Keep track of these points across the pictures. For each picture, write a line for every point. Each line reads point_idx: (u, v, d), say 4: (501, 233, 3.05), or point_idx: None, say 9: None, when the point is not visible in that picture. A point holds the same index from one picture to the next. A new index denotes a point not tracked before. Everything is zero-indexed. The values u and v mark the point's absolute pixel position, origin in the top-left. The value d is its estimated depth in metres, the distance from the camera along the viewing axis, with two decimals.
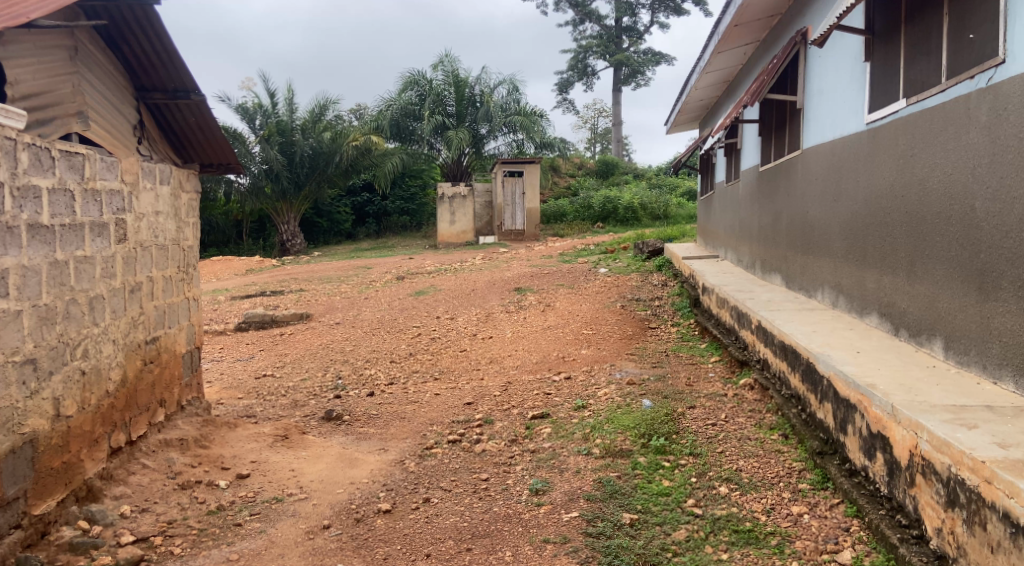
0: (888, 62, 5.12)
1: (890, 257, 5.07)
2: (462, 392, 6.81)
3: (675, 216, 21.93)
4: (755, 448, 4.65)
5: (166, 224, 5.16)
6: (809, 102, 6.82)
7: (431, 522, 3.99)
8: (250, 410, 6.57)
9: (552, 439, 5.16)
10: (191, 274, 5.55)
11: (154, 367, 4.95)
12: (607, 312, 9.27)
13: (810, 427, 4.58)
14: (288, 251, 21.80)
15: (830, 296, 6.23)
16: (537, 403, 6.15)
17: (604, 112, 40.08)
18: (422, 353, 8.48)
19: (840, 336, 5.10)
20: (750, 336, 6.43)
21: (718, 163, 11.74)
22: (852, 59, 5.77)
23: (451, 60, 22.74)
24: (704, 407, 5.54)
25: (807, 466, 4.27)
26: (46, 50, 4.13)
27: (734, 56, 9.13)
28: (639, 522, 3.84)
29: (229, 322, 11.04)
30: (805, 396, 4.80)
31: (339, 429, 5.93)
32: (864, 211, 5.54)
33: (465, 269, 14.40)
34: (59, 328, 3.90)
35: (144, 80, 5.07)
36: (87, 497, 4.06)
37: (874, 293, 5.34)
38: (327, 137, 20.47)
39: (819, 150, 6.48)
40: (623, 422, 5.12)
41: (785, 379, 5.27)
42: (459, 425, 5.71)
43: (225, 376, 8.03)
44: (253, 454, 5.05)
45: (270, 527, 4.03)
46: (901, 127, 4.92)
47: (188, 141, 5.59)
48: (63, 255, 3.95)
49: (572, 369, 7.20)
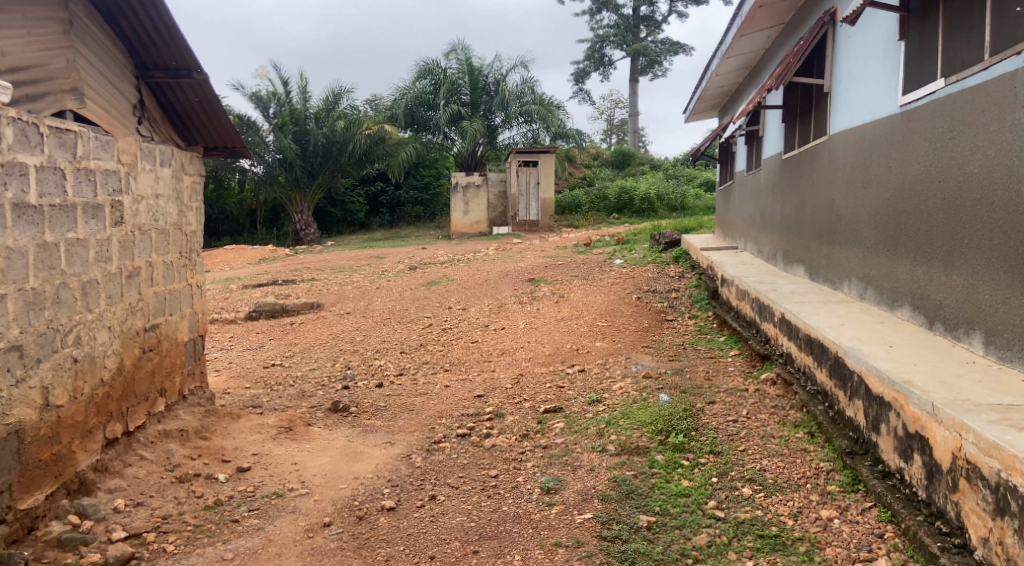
0: (925, 42, 4.87)
1: (926, 245, 4.83)
2: (474, 384, 6.62)
3: (692, 208, 21.44)
4: (778, 447, 4.43)
5: (166, 207, 4.98)
6: (836, 85, 6.57)
7: (436, 522, 3.78)
8: (256, 400, 6.46)
9: (566, 434, 4.95)
10: (194, 260, 5.40)
11: (154, 355, 4.78)
12: (622, 303, 9.07)
13: (838, 426, 4.36)
14: (302, 240, 21.77)
15: (857, 288, 5.99)
16: (550, 396, 5.96)
17: (621, 103, 39.69)
18: (433, 344, 8.30)
19: (869, 329, 4.87)
20: (772, 329, 6.23)
21: (739, 152, 11.43)
22: (885, 38, 5.51)
23: (464, 48, 22.36)
24: (723, 403, 5.35)
25: (836, 467, 4.04)
26: (40, 23, 3.97)
27: (757, 40, 8.83)
28: (657, 526, 3.61)
29: (240, 310, 10.97)
30: (833, 393, 4.58)
31: (346, 421, 5.78)
32: (896, 198, 5.29)
33: (479, 259, 14.24)
34: (48, 313, 3.72)
35: (145, 57, 4.94)
36: (79, 490, 3.88)
37: (907, 284, 5.09)
38: (341, 126, 20.32)
39: (848, 135, 6.23)
40: (640, 418, 4.91)
41: (811, 374, 5.05)
42: (469, 419, 5.54)
43: (233, 366, 7.95)
44: (256, 446, 4.85)
45: (267, 524, 3.83)
46: (941, 107, 4.65)
47: (191, 124, 5.49)
48: (52, 237, 3.77)
49: (586, 362, 7.01)
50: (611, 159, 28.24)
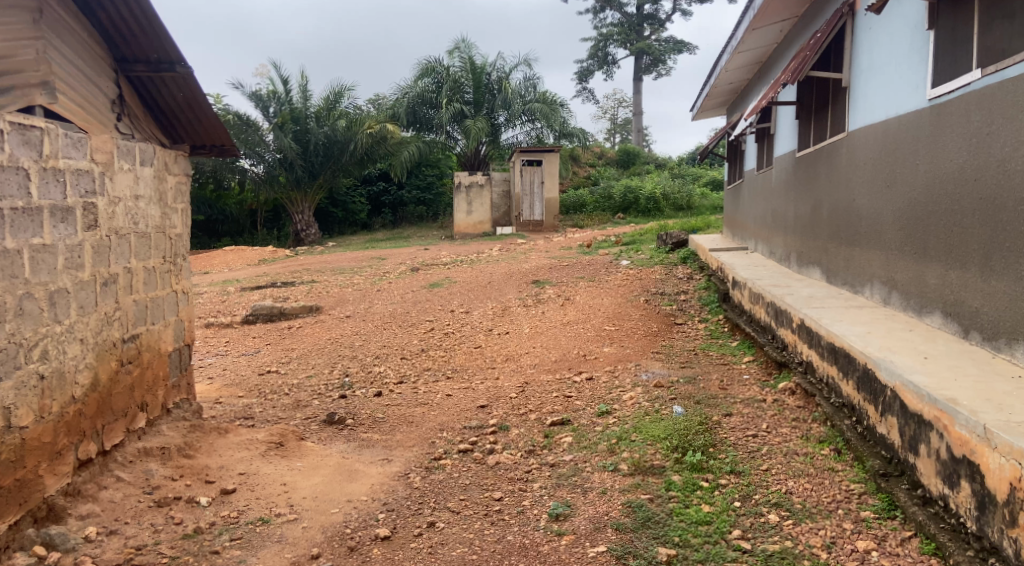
0: (958, 30, 4.55)
1: (960, 248, 4.51)
2: (477, 394, 6.31)
3: (699, 208, 21.09)
4: (803, 466, 4.10)
5: (148, 210, 4.69)
6: (856, 78, 6.25)
7: (434, 554, 3.47)
8: (249, 412, 6.16)
9: (574, 450, 4.64)
10: (178, 265, 5.10)
11: (133, 368, 4.49)
12: (629, 306, 8.75)
13: (869, 443, 4.04)
14: (303, 241, 21.49)
15: (880, 293, 5.66)
16: (557, 407, 5.64)
17: (624, 102, 39.37)
18: (434, 349, 8.00)
19: (898, 338, 4.55)
20: (789, 335, 5.90)
21: (748, 151, 11.11)
22: (911, 28, 5.19)
23: (468, 46, 22.06)
24: (741, 415, 5.03)
25: (869, 490, 3.73)
26: (5, 10, 3.66)
27: (770, 34, 8.51)
28: (677, 560, 3.30)
29: (237, 313, 10.69)
30: (860, 407, 4.26)
31: (341, 435, 5.47)
32: (924, 197, 4.97)
33: (482, 260, 13.95)
34: (9, 327, 3.42)
35: (124, 49, 4.64)
36: (47, 518, 3.59)
37: (938, 290, 4.77)
38: (342, 125, 20.04)
39: (869, 131, 5.91)
40: (653, 433, 4.60)
41: (835, 386, 4.72)
42: (471, 432, 5.23)
43: (227, 373, 7.66)
44: (243, 464, 4.54)
45: (251, 555, 3.52)
46: (977, 100, 4.33)
47: (176, 121, 5.20)
48: (14, 243, 3.47)
49: (593, 369, 6.69)
50: (615, 158, 27.94)
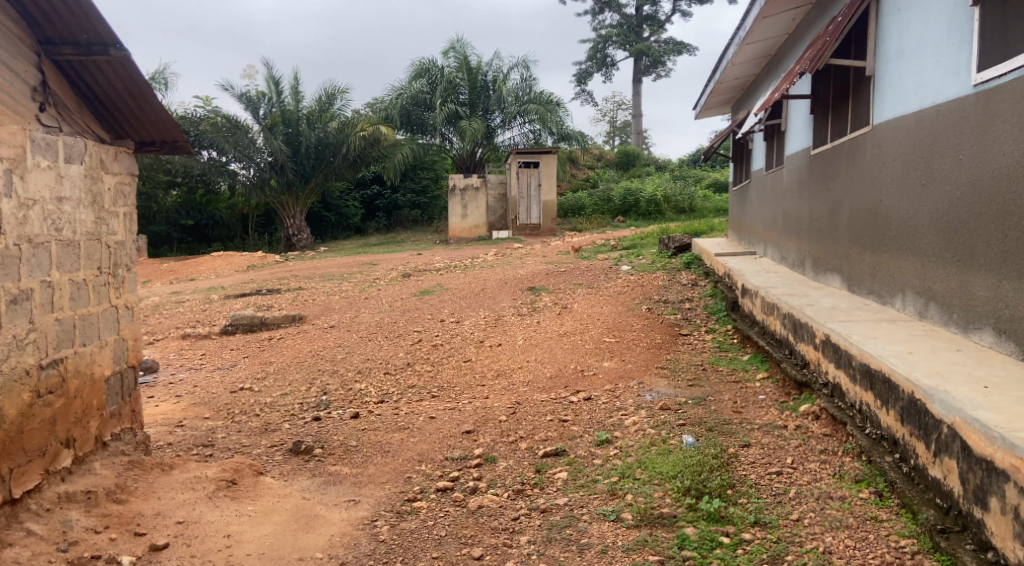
0: (1011, 5, 3.94)
1: (1017, 256, 3.90)
2: (463, 416, 5.66)
3: (703, 210, 20.36)
4: (840, 514, 3.46)
5: (77, 214, 4.07)
6: (881, 65, 5.63)
7: None
8: (209, 438, 5.51)
9: (569, 490, 4.00)
10: (120, 276, 4.47)
11: (55, 399, 3.85)
12: (631, 316, 8.09)
13: (918, 487, 3.42)
14: (294, 246, 20.84)
15: (915, 304, 5.03)
16: (551, 434, 5.00)
17: (624, 105, 38.72)
18: (421, 364, 7.34)
19: (945, 359, 3.92)
20: (811, 351, 5.26)
21: (755, 149, 10.49)
22: (950, 6, 4.59)
23: (463, 45, 21.47)
24: (761, 446, 4.38)
25: (923, 548, 3.14)
26: None
27: (781, 22, 7.90)
28: None
29: (216, 323, 10.03)
30: (905, 443, 3.63)
31: (307, 468, 4.82)
32: (968, 196, 4.35)
33: (477, 265, 13.30)
34: None
35: (48, 30, 3.99)
36: None
37: (988, 303, 4.15)
38: (333, 128, 19.43)
39: (899, 124, 5.28)
40: (662, 470, 3.96)
41: (871, 414, 4.08)
42: (452, 465, 4.58)
43: (196, 391, 7.01)
44: (183, 510, 3.89)
45: None
46: None
47: (118, 114, 4.57)
48: None
49: (592, 388, 6.04)
50: (615, 160, 27.35)
